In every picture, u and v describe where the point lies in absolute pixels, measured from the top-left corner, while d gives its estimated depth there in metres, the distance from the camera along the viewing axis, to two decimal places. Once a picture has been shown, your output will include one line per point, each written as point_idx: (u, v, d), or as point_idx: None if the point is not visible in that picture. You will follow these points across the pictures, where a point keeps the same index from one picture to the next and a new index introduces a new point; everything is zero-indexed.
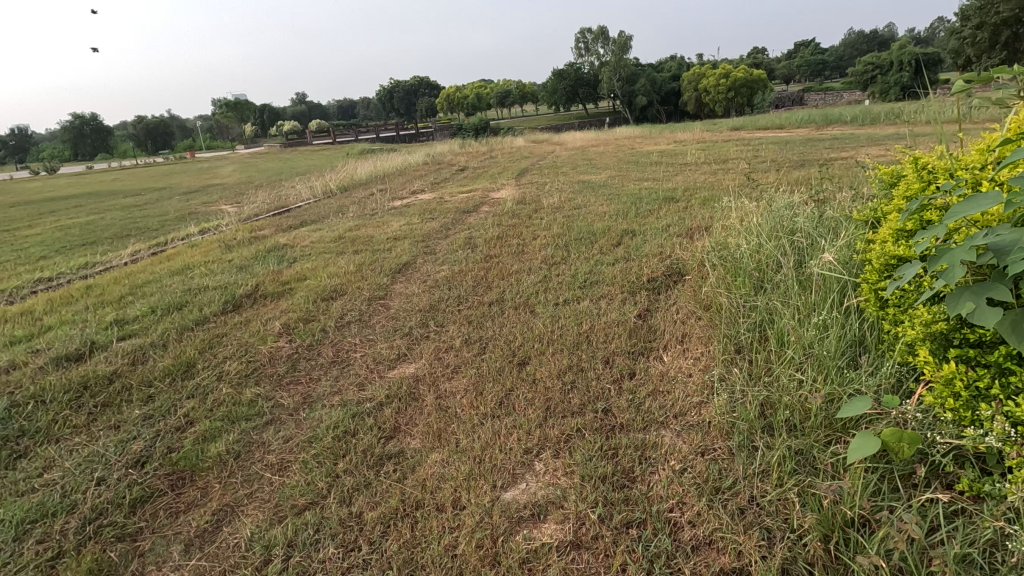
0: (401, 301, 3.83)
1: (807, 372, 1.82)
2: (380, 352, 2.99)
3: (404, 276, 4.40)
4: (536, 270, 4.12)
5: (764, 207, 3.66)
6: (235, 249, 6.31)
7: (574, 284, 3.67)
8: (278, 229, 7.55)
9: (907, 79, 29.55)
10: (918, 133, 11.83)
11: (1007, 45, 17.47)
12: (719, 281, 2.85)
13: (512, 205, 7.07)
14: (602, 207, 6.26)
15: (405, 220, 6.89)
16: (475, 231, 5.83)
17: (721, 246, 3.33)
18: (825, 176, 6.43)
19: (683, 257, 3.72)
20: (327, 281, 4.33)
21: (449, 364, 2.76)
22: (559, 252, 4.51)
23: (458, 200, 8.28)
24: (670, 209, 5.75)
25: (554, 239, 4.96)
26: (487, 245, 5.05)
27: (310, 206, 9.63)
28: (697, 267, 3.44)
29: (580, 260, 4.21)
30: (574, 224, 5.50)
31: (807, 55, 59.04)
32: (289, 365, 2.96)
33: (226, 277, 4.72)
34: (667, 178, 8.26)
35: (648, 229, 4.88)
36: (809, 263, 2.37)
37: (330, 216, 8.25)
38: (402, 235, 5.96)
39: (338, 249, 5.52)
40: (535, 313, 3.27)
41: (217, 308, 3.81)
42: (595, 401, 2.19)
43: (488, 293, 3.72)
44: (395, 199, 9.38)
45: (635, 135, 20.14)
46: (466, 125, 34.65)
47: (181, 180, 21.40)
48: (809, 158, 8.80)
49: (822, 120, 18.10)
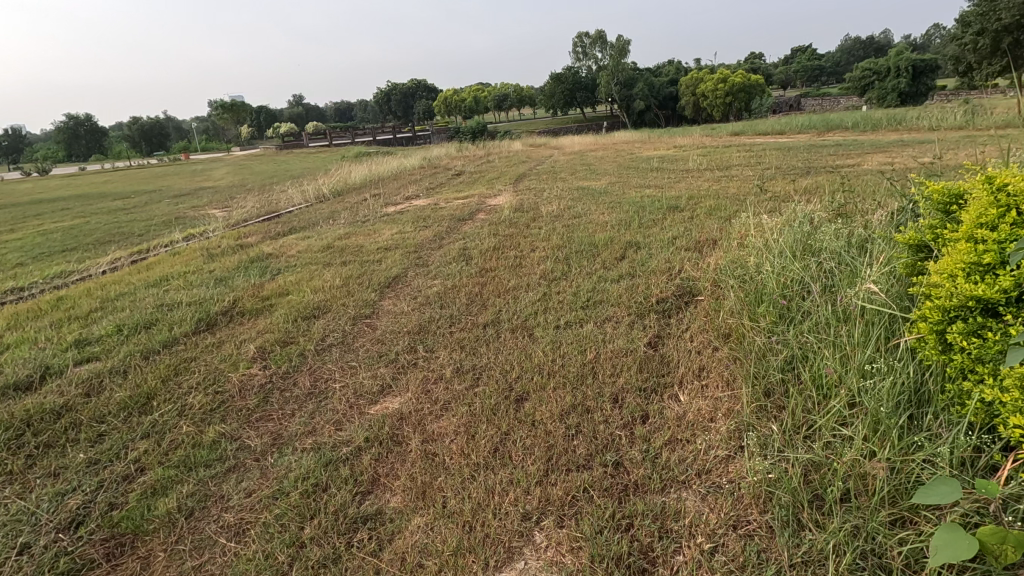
0: (389, 321, 3.54)
1: (859, 431, 1.54)
2: (362, 383, 2.70)
3: (393, 292, 4.12)
4: (535, 285, 3.85)
5: (782, 221, 3.39)
6: (218, 258, 6.01)
7: (576, 303, 3.38)
8: (266, 237, 7.25)
9: (905, 86, 29.64)
10: (922, 141, 11.63)
11: (1007, 52, 17.35)
12: (738, 308, 2.58)
13: (509, 213, 6.81)
14: (603, 216, 5.99)
15: (398, 228, 6.60)
16: (471, 240, 5.56)
17: (737, 265, 3.06)
18: (834, 186, 6.19)
19: (694, 275, 3.45)
20: (311, 297, 4.03)
21: (439, 399, 2.47)
22: (559, 266, 4.23)
23: (453, 206, 8.00)
24: (675, 219, 5.48)
25: (553, 251, 4.69)
26: (483, 257, 4.78)
27: (301, 212, 9.32)
28: (710, 287, 3.17)
29: (582, 275, 3.93)
30: (574, 234, 5.24)
31: (804, 61, 59.24)
32: (261, 397, 2.66)
33: (204, 291, 4.42)
34: (669, 185, 8.00)
35: (653, 241, 4.61)
36: (845, 292, 2.10)
37: (320, 223, 7.95)
38: (394, 245, 5.67)
39: (325, 260, 5.22)
40: (534, 337, 2.99)
41: (188, 327, 3.50)
42: (604, 451, 1.91)
43: (483, 313, 3.44)
44: (389, 205, 9.10)
45: (634, 139, 19.98)
46: (463, 128, 34.44)
47: (173, 182, 21.02)
48: (815, 166, 8.54)
49: (822, 125, 17.97)
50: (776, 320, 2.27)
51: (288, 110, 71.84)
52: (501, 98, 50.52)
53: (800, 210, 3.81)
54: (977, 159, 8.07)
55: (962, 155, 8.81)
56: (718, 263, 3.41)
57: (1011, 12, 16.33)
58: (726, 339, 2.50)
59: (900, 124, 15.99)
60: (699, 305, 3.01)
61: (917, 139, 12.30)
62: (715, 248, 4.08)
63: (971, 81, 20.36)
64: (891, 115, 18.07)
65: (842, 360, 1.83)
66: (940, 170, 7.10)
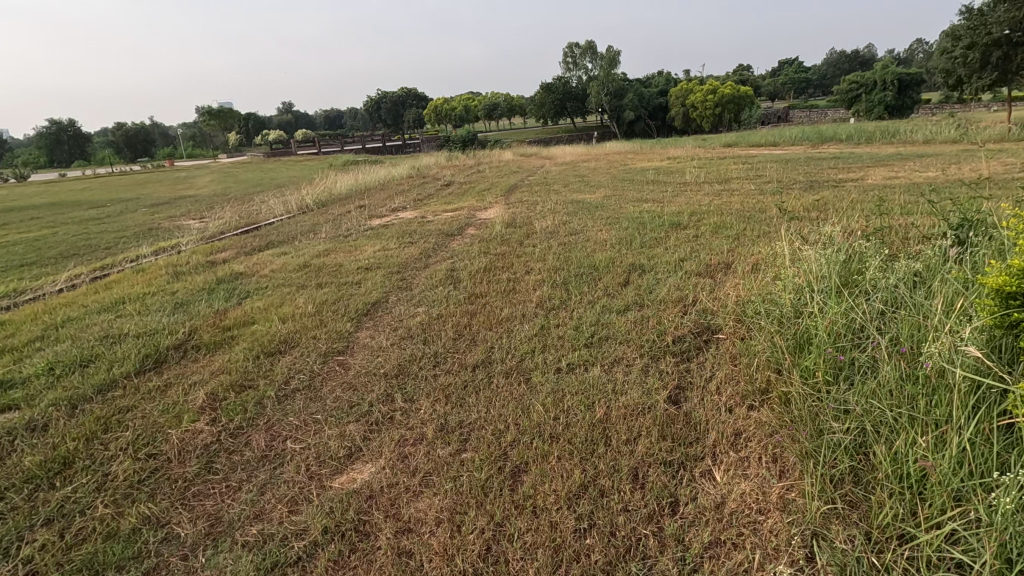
0: (364, 359, 3.08)
1: (988, 564, 1.14)
2: (327, 444, 2.25)
3: (371, 322, 3.68)
4: (531, 315, 3.43)
5: (812, 248, 3.00)
6: (184, 276, 5.52)
7: (579, 339, 2.96)
8: (241, 252, 6.77)
9: (891, 99, 29.93)
10: (921, 155, 11.39)
11: (997, 66, 17.31)
12: (777, 358, 2.19)
13: (501, 228, 6.39)
14: (601, 234, 5.60)
15: (382, 245, 6.15)
16: (460, 260, 5.12)
17: (768, 302, 2.66)
18: (845, 205, 5.84)
19: (714, 308, 3.05)
20: (278, 327, 3.56)
21: (419, 469, 2.04)
22: (557, 292, 3.81)
23: (442, 220, 7.58)
24: (679, 238, 5.11)
25: (551, 274, 4.27)
26: (473, 280, 4.35)
27: (281, 224, 8.84)
28: (734, 326, 2.76)
29: (584, 304, 3.51)
30: (572, 255, 4.82)
31: (791, 74, 59.89)
32: (202, 463, 2.20)
33: (159, 317, 3.94)
34: (669, 199, 7.63)
35: (658, 264, 4.22)
36: (922, 350, 1.71)
37: (300, 237, 7.48)
38: (376, 264, 5.21)
39: (299, 282, 4.75)
40: (532, 385, 2.56)
41: (131, 366, 3.03)
42: (628, 561, 1.49)
43: (472, 350, 3.01)
44: (374, 217, 8.67)
45: (626, 150, 19.74)
46: (452, 138, 34.15)
47: (154, 189, 20.42)
48: (818, 180, 8.20)
49: (815, 137, 17.83)
50: (828, 378, 1.88)
51: (277, 118, 71.32)
52: (491, 106, 50.33)
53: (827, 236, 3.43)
54: (985, 174, 7.78)
55: (967, 170, 8.52)
56: (740, 296, 3.01)
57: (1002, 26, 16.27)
58: (764, 397, 2.09)
59: (895, 137, 15.80)
60: (724, 347, 2.61)
61: (915, 152, 12.07)
62: (730, 275, 3.69)
63: (961, 94, 20.33)
64: (883, 127, 17.95)
65: (931, 443, 1.44)
66: (952, 186, 6.78)
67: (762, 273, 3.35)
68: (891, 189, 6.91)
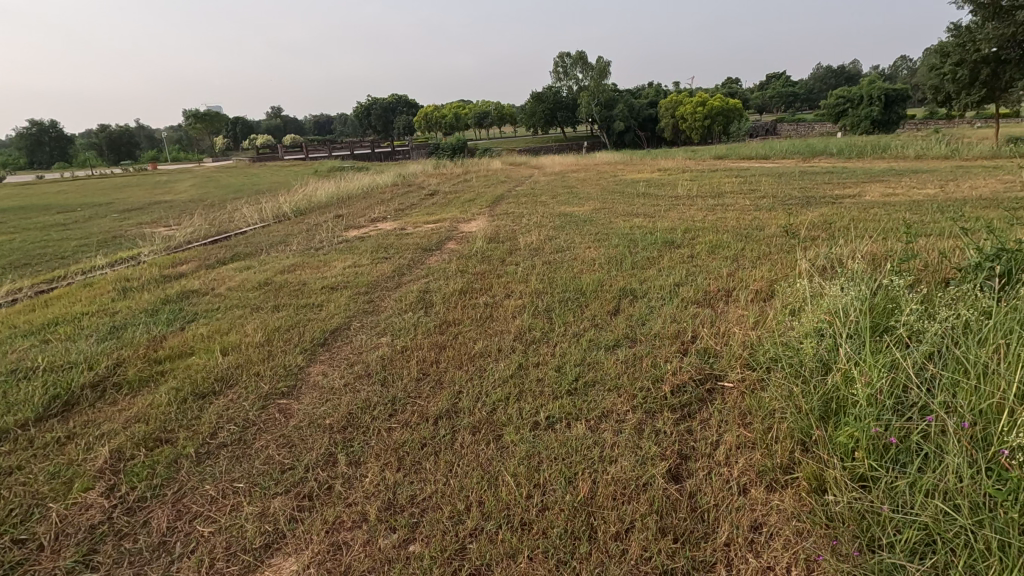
0: (310, 404, 2.64)
1: None
2: (243, 528, 1.80)
3: (327, 355, 3.24)
4: (508, 350, 3.01)
5: (829, 283, 2.62)
6: (133, 292, 5.03)
7: (561, 385, 2.54)
8: (202, 265, 6.27)
9: (877, 114, 30.19)
10: (915, 170, 11.16)
11: (986, 83, 17.33)
12: (804, 427, 1.79)
13: (482, 243, 5.97)
14: (589, 252, 5.21)
15: (353, 261, 5.70)
16: (435, 279, 4.70)
17: (786, 349, 2.26)
18: (847, 225, 5.52)
19: (719, 347, 2.65)
20: (217, 361, 3.10)
21: (352, 570, 1.59)
22: (538, 321, 3.40)
23: (421, 232, 7.15)
24: (672, 258, 4.74)
25: (533, 299, 3.84)
26: (447, 304, 3.92)
27: (252, 234, 8.35)
28: (743, 373, 2.36)
29: (568, 338, 3.08)
30: (557, 276, 4.40)
31: (780, 88, 60.42)
32: (81, 554, 1.74)
33: (86, 344, 3.46)
34: (660, 213, 7.27)
35: (651, 288, 3.84)
36: (1007, 440, 1.32)
37: (269, 249, 7.01)
38: (343, 284, 4.76)
39: (254, 304, 4.28)
40: (504, 446, 2.14)
41: (30, 413, 2.55)
42: None
43: (437, 396, 2.58)
44: (352, 228, 8.24)
45: (617, 160, 19.49)
46: (441, 145, 33.81)
47: (132, 193, 19.85)
48: (815, 196, 7.90)
49: (806, 150, 17.69)
50: (873, 463, 1.49)
51: (265, 123, 70.68)
52: (481, 115, 50.14)
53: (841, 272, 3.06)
54: (987, 193, 7.51)
55: (966, 187, 8.26)
56: (749, 335, 2.60)
57: (991, 43, 16.26)
58: (789, 476, 1.69)
59: (885, 152, 15.66)
60: (733, 401, 2.20)
61: (908, 168, 11.86)
62: (733, 305, 3.30)
63: (949, 110, 20.37)
64: (874, 141, 17.83)
65: None
66: (955, 205, 6.48)
67: (769, 307, 2.97)
68: (892, 207, 6.62)
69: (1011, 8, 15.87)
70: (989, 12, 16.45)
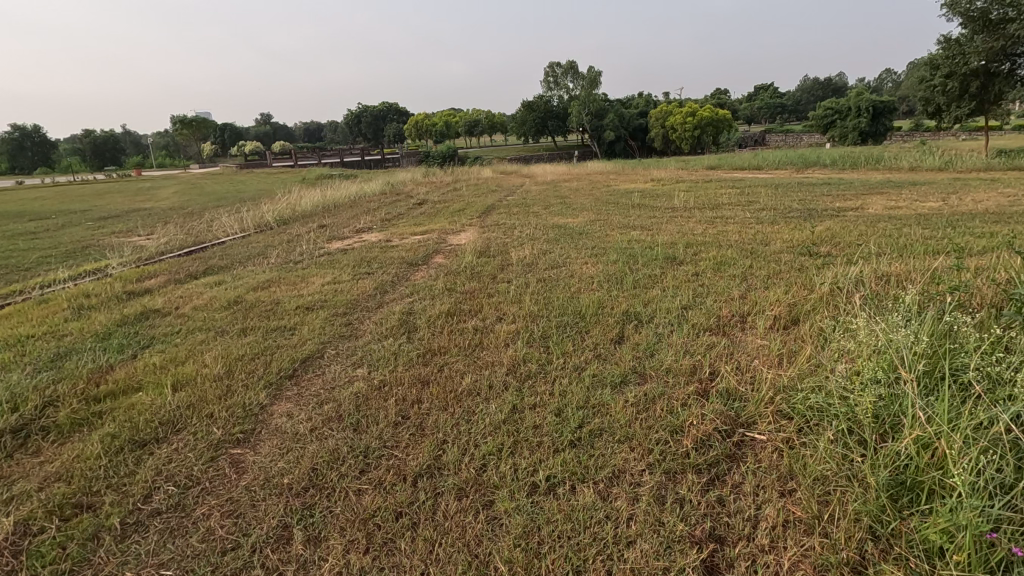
0: (269, 454, 2.25)
1: None
2: None
3: (294, 391, 2.84)
4: (501, 387, 2.64)
5: (869, 317, 2.29)
6: (89, 311, 4.59)
7: (564, 435, 2.17)
8: (171, 279, 5.84)
9: (864, 125, 30.36)
10: (913, 183, 10.96)
11: (975, 96, 17.30)
12: (872, 510, 1.45)
13: (471, 258, 5.61)
14: (586, 268, 4.88)
15: (333, 277, 5.30)
16: (420, 298, 4.33)
17: (830, 398, 1.91)
18: (855, 242, 5.23)
19: (743, 389, 2.31)
20: (166, 399, 2.70)
21: None
22: (534, 352, 3.04)
23: (407, 245, 6.77)
24: (675, 276, 4.41)
25: (527, 324, 3.48)
26: (432, 329, 3.54)
27: (229, 245, 7.92)
28: (777, 425, 2.01)
29: (569, 372, 2.72)
30: (553, 296, 4.05)
31: (768, 99, 60.92)
32: None
33: (19, 375, 3.03)
34: (658, 226, 6.96)
35: (656, 312, 3.50)
36: None
37: (245, 262, 6.59)
38: (319, 303, 4.36)
39: (219, 326, 3.87)
40: (497, 519, 1.76)
41: None
42: None
43: (418, 448, 2.20)
44: (335, 240, 7.85)
45: (608, 170, 19.26)
46: (431, 153, 33.46)
47: (111, 200, 19.27)
48: (816, 209, 7.65)
49: (799, 161, 17.56)
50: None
51: (254, 129, 70.01)
52: (472, 123, 49.93)
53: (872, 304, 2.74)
54: (993, 207, 7.27)
55: (969, 201, 8.01)
56: (778, 374, 2.25)
57: (980, 56, 16.20)
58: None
59: (878, 164, 15.51)
60: (770, 461, 1.85)
61: (904, 180, 11.67)
62: (751, 336, 2.96)
63: (938, 122, 20.38)
64: (865, 152, 17.72)
65: None
66: (963, 220, 6.21)
67: (796, 341, 2.64)
68: (898, 222, 6.36)
69: (1000, 21, 15.77)
70: (978, 24, 16.31)
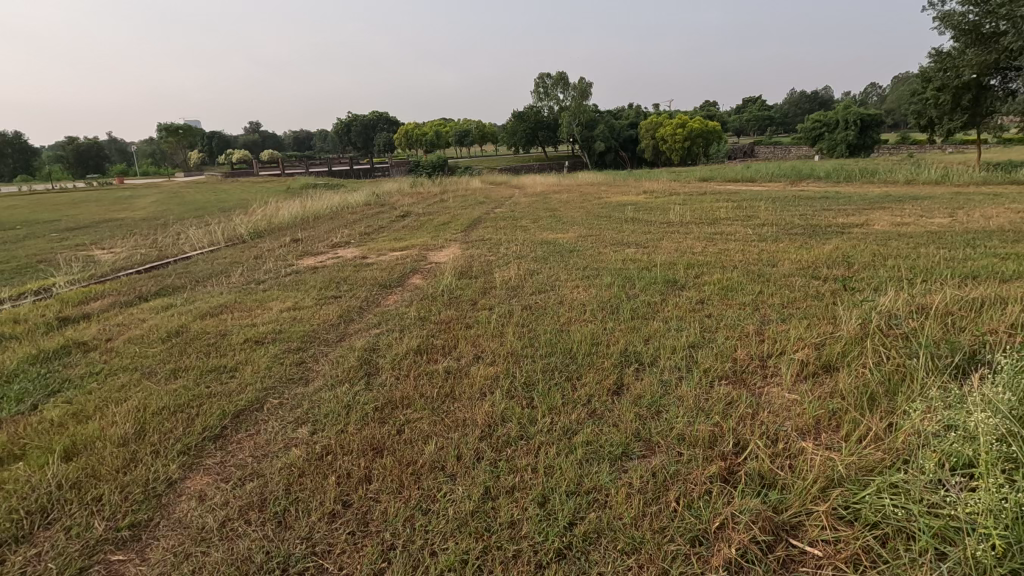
0: (158, 564, 1.69)
1: None
2: None
3: (216, 459, 2.28)
4: (473, 461, 2.10)
5: (955, 395, 1.80)
6: (8, 343, 4.00)
7: (551, 542, 1.64)
8: (116, 302, 5.25)
9: (853, 138, 30.37)
10: (913, 197, 10.60)
11: (968, 108, 17.19)
12: None
13: (450, 279, 5.08)
14: (577, 293, 4.37)
15: (294, 301, 4.74)
16: (389, 329, 3.79)
17: (921, 513, 1.40)
18: (871, 266, 4.77)
19: (782, 472, 1.79)
20: (44, 473, 2.13)
21: None
22: (516, 405, 2.51)
23: (383, 263, 6.23)
24: (678, 304, 3.91)
25: (508, 366, 2.95)
26: (397, 373, 2.99)
27: (193, 262, 7.34)
28: (835, 536, 1.50)
29: (557, 439, 2.19)
30: (540, 329, 3.54)
31: (757, 112, 61.24)
32: None
33: None
34: (654, 243, 6.48)
35: (660, 353, 2.98)
36: None
37: (204, 282, 6.02)
38: (272, 336, 3.80)
39: (148, 365, 3.31)
40: None
41: None
42: None
43: (356, 559, 1.65)
44: (308, 256, 7.30)
45: (599, 181, 18.87)
46: (420, 163, 33.00)
47: (85, 209, 18.55)
48: (819, 225, 7.21)
49: (792, 173, 17.25)
50: None
51: (243, 137, 69.45)
52: (462, 133, 49.54)
53: (931, 364, 2.25)
54: (1006, 224, 6.87)
55: (980, 217, 7.61)
56: (828, 457, 1.74)
57: (972, 69, 15.97)
58: None
59: (873, 177, 15.21)
60: None
61: (904, 194, 11.32)
62: (777, 391, 2.45)
63: (929, 135, 20.19)
64: (859, 164, 17.41)
65: None
66: (980, 239, 5.80)
67: (844, 409, 2.13)
68: (911, 241, 5.92)
69: (992, 35, 15.50)
70: (970, 37, 16.05)
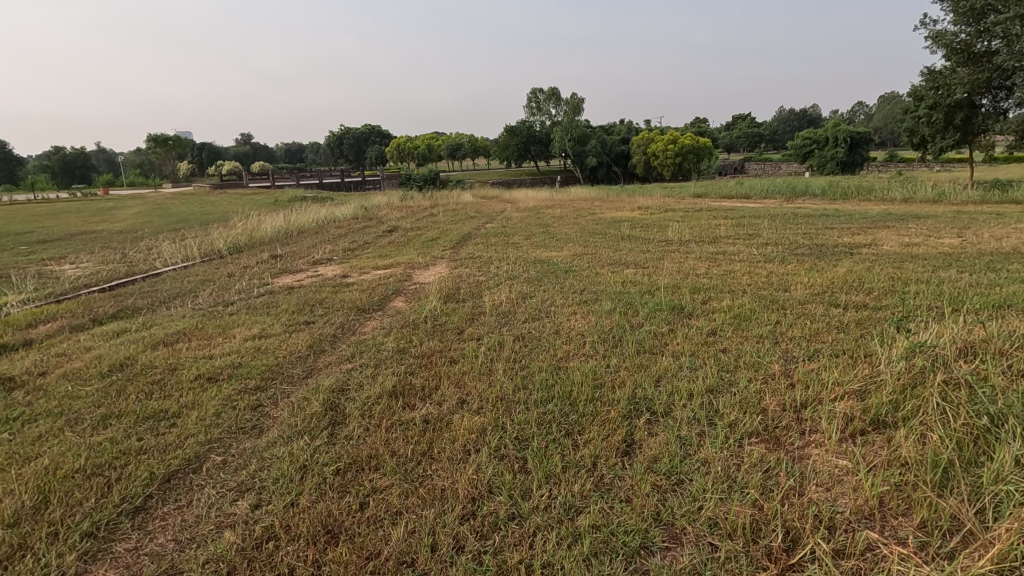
0: None
1: None
2: None
3: (129, 544, 1.81)
4: (450, 556, 1.64)
5: None
6: None
7: None
8: (65, 326, 4.76)
9: (842, 155, 30.47)
10: (915, 215, 10.33)
11: (960, 127, 16.88)
12: None
13: (435, 303, 4.64)
14: (574, 321, 3.95)
15: (262, 327, 4.27)
16: (362, 363, 3.34)
17: None
18: (890, 291, 4.40)
19: None
20: None
21: None
22: (507, 470, 2.06)
23: (364, 283, 5.79)
24: (688, 336, 3.50)
25: (498, 415, 2.51)
26: (366, 423, 2.54)
27: (162, 279, 6.86)
28: None
29: (558, 523, 1.74)
30: (534, 366, 3.10)
31: (746, 129, 61.78)
32: None
33: None
34: (653, 264, 6.10)
35: (676, 399, 2.55)
36: None
37: (168, 303, 5.54)
38: (229, 371, 3.33)
39: (75, 408, 2.83)
40: None
41: None
42: None
43: None
44: (285, 274, 6.84)
45: (592, 196, 18.59)
46: (410, 176, 32.65)
47: (64, 220, 17.99)
48: (826, 245, 6.86)
49: (787, 189, 17.05)
50: None
51: (234, 148, 69.01)
52: (454, 146, 49.39)
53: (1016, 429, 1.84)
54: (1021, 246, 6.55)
55: (990, 238, 7.29)
56: None
57: (964, 87, 15.91)
58: None
59: (869, 194, 14.99)
60: None
61: (905, 213, 11.05)
62: (822, 456, 2.03)
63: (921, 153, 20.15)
64: (853, 182, 17.25)
65: None
66: (999, 262, 5.44)
67: (918, 490, 1.70)
68: (926, 264, 5.56)
69: (984, 54, 15.40)
70: (961, 57, 15.96)
